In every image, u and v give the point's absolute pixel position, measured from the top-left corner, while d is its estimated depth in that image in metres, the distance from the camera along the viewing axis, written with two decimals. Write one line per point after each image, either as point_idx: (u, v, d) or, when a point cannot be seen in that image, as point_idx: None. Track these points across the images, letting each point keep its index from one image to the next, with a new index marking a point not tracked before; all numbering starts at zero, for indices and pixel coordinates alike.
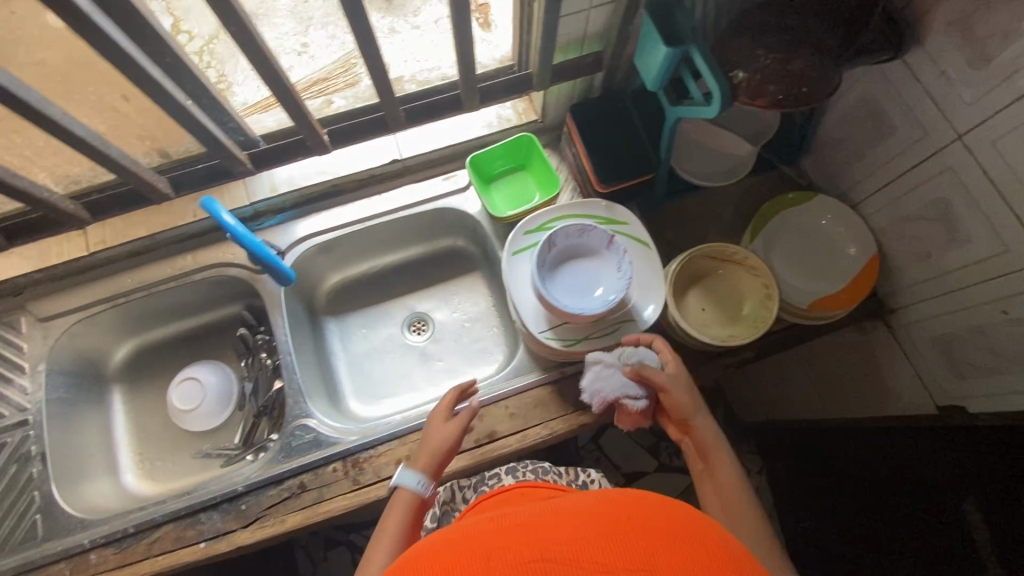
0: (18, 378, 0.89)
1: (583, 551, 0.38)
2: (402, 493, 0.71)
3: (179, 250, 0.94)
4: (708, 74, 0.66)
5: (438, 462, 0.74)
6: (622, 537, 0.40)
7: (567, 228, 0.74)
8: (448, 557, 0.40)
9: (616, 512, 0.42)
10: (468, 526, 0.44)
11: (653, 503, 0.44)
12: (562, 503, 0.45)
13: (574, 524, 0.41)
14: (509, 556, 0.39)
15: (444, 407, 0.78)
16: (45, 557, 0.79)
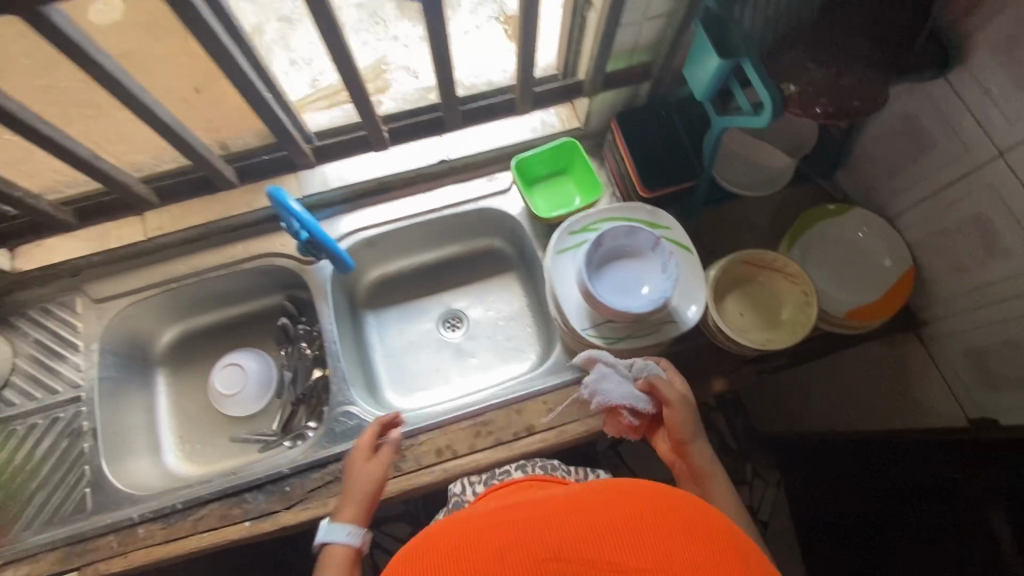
0: (72, 356, 0.92)
1: (595, 549, 0.40)
2: (333, 549, 0.71)
3: (231, 239, 0.97)
4: (759, 86, 0.69)
5: (364, 507, 0.75)
6: (632, 536, 0.41)
7: (614, 230, 0.76)
8: (465, 549, 0.42)
9: (627, 506, 0.43)
10: (485, 515, 0.46)
11: (663, 497, 0.44)
12: (575, 492, 0.47)
13: (585, 519, 0.42)
14: (522, 554, 0.40)
15: (365, 447, 0.80)
16: (94, 529, 0.82)
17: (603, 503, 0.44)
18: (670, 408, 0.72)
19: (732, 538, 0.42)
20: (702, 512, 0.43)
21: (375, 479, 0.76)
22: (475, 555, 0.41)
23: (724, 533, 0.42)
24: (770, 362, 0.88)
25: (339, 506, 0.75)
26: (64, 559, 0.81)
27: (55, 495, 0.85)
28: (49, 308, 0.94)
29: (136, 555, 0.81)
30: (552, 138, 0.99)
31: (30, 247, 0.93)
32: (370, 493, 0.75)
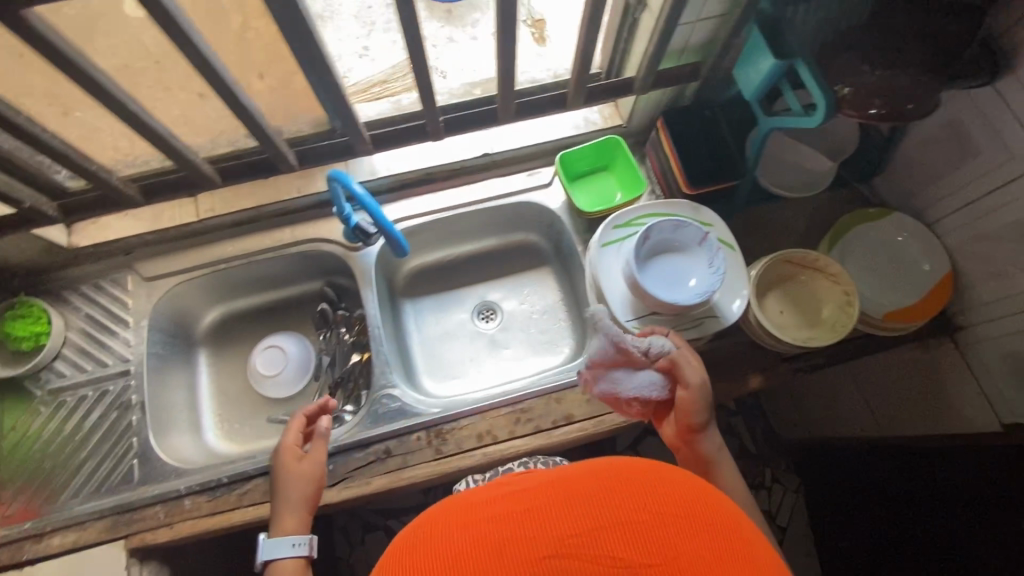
0: (122, 331, 0.94)
1: (597, 545, 0.39)
2: (282, 562, 0.70)
3: (280, 224, 1.00)
4: (813, 86, 0.71)
5: (307, 512, 0.75)
6: (635, 530, 0.40)
7: (663, 224, 0.78)
8: (466, 544, 0.41)
9: (629, 495, 0.42)
10: (486, 500, 0.45)
11: (666, 483, 0.44)
12: (574, 475, 0.45)
13: (586, 512, 0.41)
14: (522, 544, 0.40)
15: (294, 446, 0.79)
16: (141, 500, 0.84)
17: (606, 492, 0.43)
18: (689, 392, 0.70)
19: (735, 526, 0.42)
20: (704, 502, 0.43)
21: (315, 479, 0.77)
22: (476, 547, 0.40)
23: (726, 520, 0.42)
24: (807, 360, 0.89)
25: (278, 517, 0.73)
26: (111, 528, 0.83)
27: (103, 465, 0.88)
28: (100, 284, 0.97)
29: (182, 526, 0.82)
30: (594, 135, 1.01)
31: (86, 224, 0.96)
32: (311, 496, 0.76)
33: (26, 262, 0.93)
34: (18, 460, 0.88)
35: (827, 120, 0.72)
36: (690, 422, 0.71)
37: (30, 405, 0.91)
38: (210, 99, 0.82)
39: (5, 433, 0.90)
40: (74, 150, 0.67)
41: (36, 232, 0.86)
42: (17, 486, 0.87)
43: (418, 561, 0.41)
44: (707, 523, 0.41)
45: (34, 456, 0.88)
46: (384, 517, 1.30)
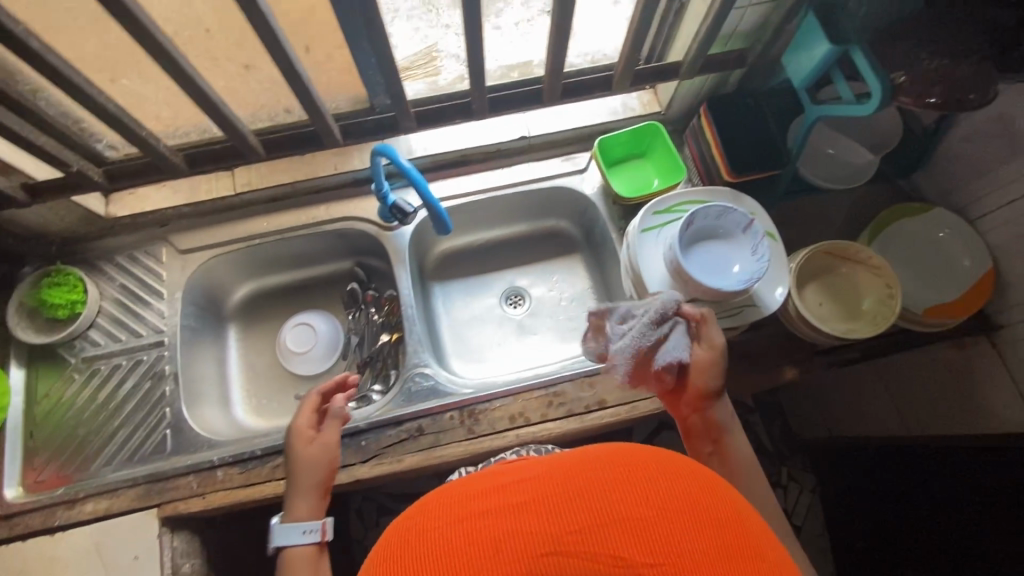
0: (156, 303, 0.94)
1: (598, 541, 0.33)
2: (294, 553, 0.61)
3: (315, 201, 1.00)
4: (868, 73, 0.70)
5: (321, 497, 0.66)
6: (643, 526, 0.33)
7: (708, 209, 0.77)
8: (448, 538, 0.35)
9: (637, 485, 0.36)
10: (474, 487, 0.39)
11: (677, 474, 0.37)
12: (575, 460, 0.39)
13: (589, 504, 0.35)
14: (519, 543, 0.33)
15: (309, 421, 0.69)
16: (174, 469, 0.84)
17: (609, 481, 0.36)
18: (710, 355, 0.68)
19: (752, 528, 0.36)
20: (720, 498, 0.36)
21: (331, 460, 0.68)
22: (459, 542, 0.34)
23: (744, 520, 0.36)
24: (842, 353, 0.88)
25: (288, 503, 0.64)
26: (144, 496, 0.83)
27: (136, 434, 0.88)
28: (135, 255, 0.97)
29: (215, 496, 0.83)
30: (633, 121, 1.01)
31: (124, 195, 0.98)
32: (325, 480, 0.66)
33: (64, 230, 0.94)
34: (52, 426, 0.89)
35: (881, 109, 0.71)
36: (701, 387, 0.68)
37: (64, 372, 0.91)
38: (255, 70, 0.82)
39: (38, 400, 0.90)
40: (126, 114, 0.68)
41: (74, 199, 0.87)
42: (51, 452, 0.87)
43: (405, 560, 0.35)
44: (725, 523, 0.34)
45: (68, 424, 0.89)
46: (400, 501, 1.30)
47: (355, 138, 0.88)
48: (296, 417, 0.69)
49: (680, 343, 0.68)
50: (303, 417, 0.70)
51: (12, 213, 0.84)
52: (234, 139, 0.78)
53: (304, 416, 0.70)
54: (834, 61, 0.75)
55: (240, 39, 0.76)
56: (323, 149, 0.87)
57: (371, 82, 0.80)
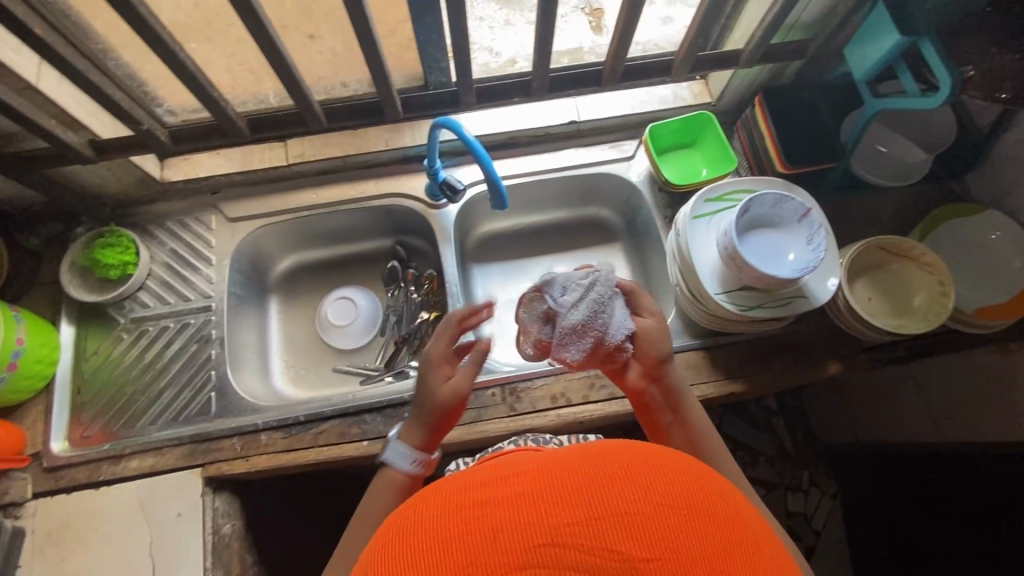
0: (204, 268, 0.96)
1: (595, 534, 0.31)
2: (389, 473, 0.64)
3: (364, 176, 1.01)
4: (936, 66, 0.70)
5: (428, 429, 0.65)
6: (642, 519, 0.31)
7: (764, 197, 0.77)
8: (441, 529, 0.32)
9: (636, 477, 0.34)
10: (472, 476, 0.36)
11: (677, 471, 0.35)
12: (578, 453, 0.36)
13: (585, 496, 0.32)
14: (516, 532, 0.31)
15: (445, 350, 0.68)
16: (219, 431, 0.85)
17: (606, 474, 0.34)
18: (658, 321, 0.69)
19: (749, 526, 0.34)
20: (717, 495, 0.34)
21: (445, 398, 0.65)
22: (458, 531, 0.32)
23: (741, 520, 0.34)
24: (885, 352, 0.88)
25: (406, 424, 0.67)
26: (189, 455, 0.84)
27: (182, 394, 0.89)
28: (185, 221, 0.98)
29: (259, 459, 0.84)
30: (683, 110, 1.01)
31: (178, 160, 0.99)
32: (435, 416, 0.65)
33: (119, 192, 0.95)
34: (99, 384, 0.90)
35: (946, 103, 0.71)
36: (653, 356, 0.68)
37: (113, 332, 0.93)
38: (320, 41, 0.83)
39: (87, 357, 0.91)
40: (202, 75, 0.69)
41: (133, 159, 0.89)
42: (97, 408, 0.89)
43: (410, 547, 0.32)
44: (722, 521, 0.33)
45: (116, 381, 0.90)
46: None
47: (412, 113, 0.90)
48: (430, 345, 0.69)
49: (625, 316, 0.69)
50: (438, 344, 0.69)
51: (75, 171, 0.86)
52: (298, 107, 0.80)
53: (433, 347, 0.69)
54: (901, 53, 0.75)
55: (309, 7, 0.77)
56: (381, 122, 0.88)
57: (430, 59, 0.81)
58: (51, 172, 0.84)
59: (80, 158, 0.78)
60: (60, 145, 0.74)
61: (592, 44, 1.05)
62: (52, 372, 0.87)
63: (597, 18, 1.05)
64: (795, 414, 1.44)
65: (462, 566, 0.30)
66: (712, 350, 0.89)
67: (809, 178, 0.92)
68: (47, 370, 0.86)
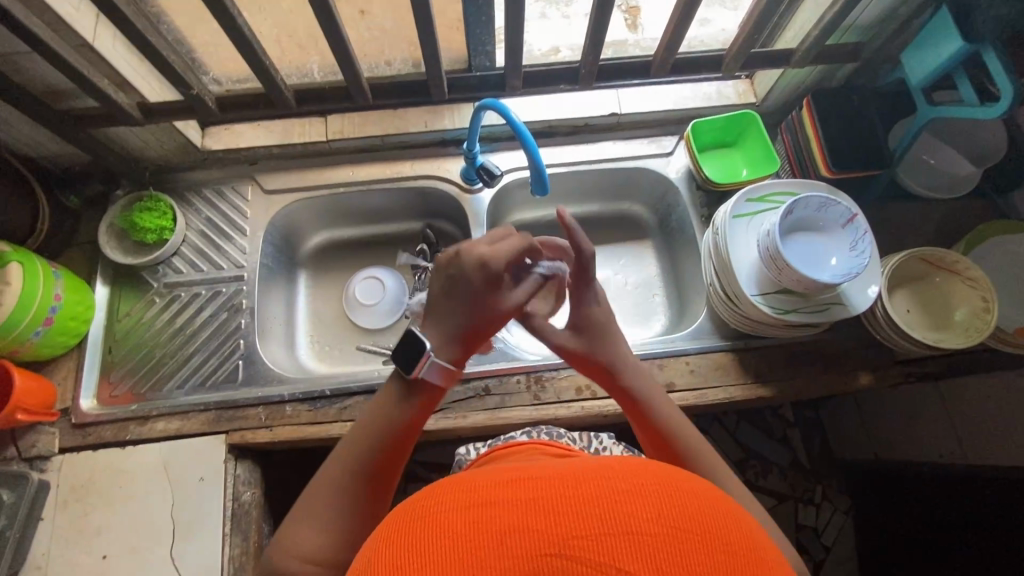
0: (238, 239, 0.96)
1: (604, 551, 0.28)
2: (424, 389, 0.56)
3: (401, 157, 1.01)
4: (999, 75, 0.68)
5: (476, 346, 0.59)
6: (657, 542, 0.28)
7: (810, 199, 0.76)
8: (445, 522, 0.30)
9: (654, 494, 0.31)
10: (481, 476, 0.34)
11: (698, 494, 0.32)
12: (593, 464, 0.34)
13: (598, 508, 0.29)
14: (517, 542, 0.28)
15: (508, 262, 0.57)
16: (245, 399, 0.86)
17: (623, 486, 0.31)
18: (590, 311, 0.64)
19: (767, 559, 0.31)
20: (737, 526, 0.31)
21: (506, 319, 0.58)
22: (460, 527, 0.30)
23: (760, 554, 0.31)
24: (920, 367, 0.86)
25: (441, 328, 0.57)
26: (214, 422, 0.85)
27: (210, 360, 0.90)
28: (222, 190, 0.99)
29: (282, 430, 0.84)
30: (725, 109, 1.00)
31: (219, 130, 0.99)
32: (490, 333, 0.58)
33: (159, 157, 0.96)
34: (129, 346, 0.91)
35: (1007, 113, 0.69)
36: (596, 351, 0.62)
37: (145, 296, 0.93)
38: (371, 17, 0.84)
39: (119, 319, 0.92)
40: (257, 41, 0.69)
41: (176, 125, 0.89)
42: (126, 369, 0.89)
43: (412, 542, 0.30)
44: (742, 554, 0.30)
45: (145, 344, 0.91)
46: None
47: (455, 95, 0.89)
48: (495, 249, 0.57)
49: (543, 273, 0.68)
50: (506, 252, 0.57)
51: (118, 132, 0.87)
52: (345, 82, 0.80)
53: (496, 252, 0.56)
54: (961, 61, 0.73)
55: None
56: (424, 102, 0.87)
57: (477, 41, 0.80)
58: (97, 132, 0.85)
59: (129, 119, 0.79)
60: (110, 105, 0.75)
61: (636, 38, 1.04)
62: (83, 331, 0.88)
63: (634, 16, 1.04)
64: (813, 426, 1.42)
65: (463, 567, 0.28)
66: (742, 353, 0.88)
67: (853, 184, 0.90)
68: (79, 328, 0.87)
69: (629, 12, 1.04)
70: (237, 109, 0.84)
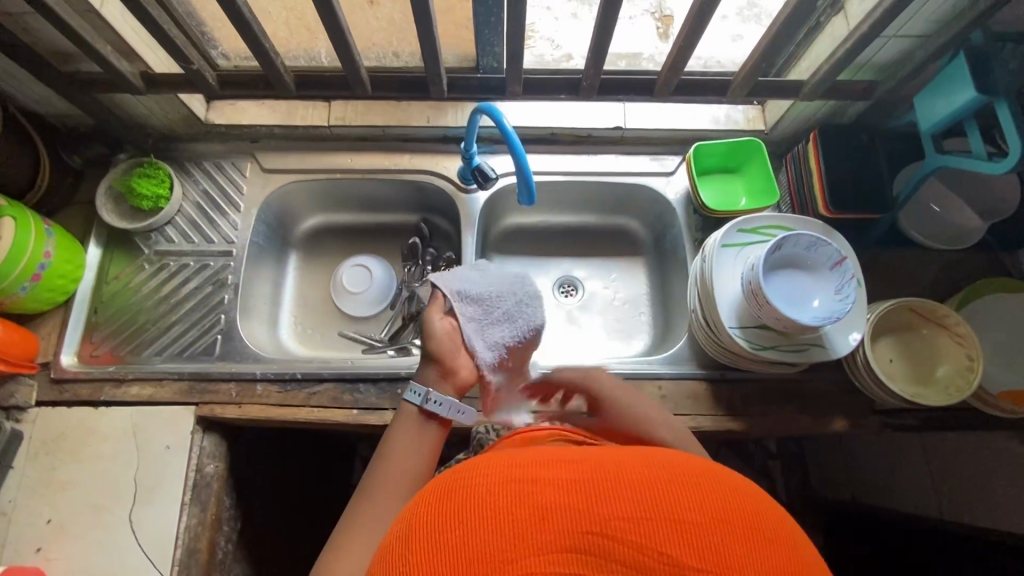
0: (232, 214, 0.97)
1: (644, 533, 0.32)
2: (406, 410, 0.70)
3: (400, 149, 1.01)
4: (1009, 132, 0.66)
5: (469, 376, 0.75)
6: (697, 530, 0.32)
7: (799, 238, 0.74)
8: (491, 496, 0.34)
9: (693, 485, 0.34)
10: (523, 455, 0.38)
11: (736, 491, 0.34)
12: (632, 453, 0.37)
13: (639, 495, 0.33)
14: (568, 519, 0.32)
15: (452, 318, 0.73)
16: (218, 373, 0.87)
17: (662, 477, 0.34)
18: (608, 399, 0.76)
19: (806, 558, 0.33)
20: (779, 523, 0.34)
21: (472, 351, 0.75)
22: (505, 501, 0.34)
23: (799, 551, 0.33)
24: (897, 418, 0.85)
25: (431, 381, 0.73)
26: (187, 392, 0.86)
27: (189, 331, 0.91)
28: (221, 164, 1.00)
29: (251, 408, 0.85)
30: (732, 133, 0.99)
31: (224, 104, 0.99)
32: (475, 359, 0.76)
33: (164, 125, 0.97)
34: (115, 308, 0.92)
35: (1013, 171, 0.67)
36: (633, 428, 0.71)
37: (135, 261, 0.95)
38: (380, 8, 0.84)
39: (107, 281, 0.94)
40: (255, 22, 0.69)
41: (180, 96, 0.90)
42: (109, 330, 0.91)
43: (458, 508, 0.34)
44: (779, 548, 0.32)
45: (130, 308, 0.93)
46: None
47: (456, 93, 0.88)
48: (425, 322, 0.72)
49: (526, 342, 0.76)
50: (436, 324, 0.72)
51: (123, 99, 0.88)
52: (344, 71, 0.79)
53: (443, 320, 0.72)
54: (973, 112, 0.70)
55: None
56: (424, 97, 0.87)
57: (484, 42, 0.79)
58: (103, 96, 0.87)
59: (130, 87, 0.80)
60: (113, 72, 0.76)
61: (651, 53, 1.03)
62: (72, 289, 0.90)
63: (665, 24, 1.05)
64: (793, 460, 1.40)
65: (508, 537, 0.32)
66: (716, 383, 0.87)
67: (851, 225, 0.89)
68: (68, 286, 0.89)
69: (661, 20, 1.05)
70: (236, 87, 0.84)
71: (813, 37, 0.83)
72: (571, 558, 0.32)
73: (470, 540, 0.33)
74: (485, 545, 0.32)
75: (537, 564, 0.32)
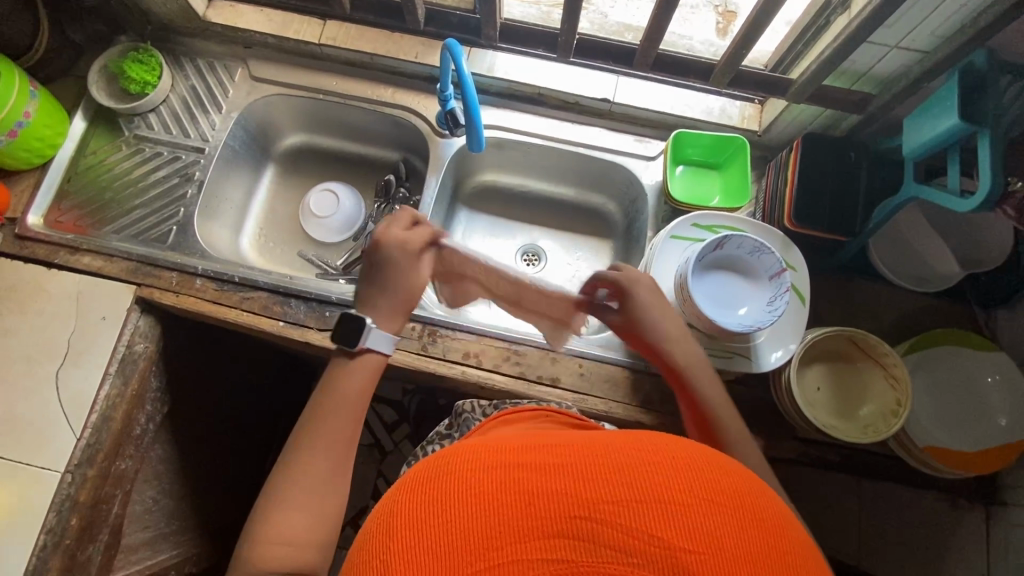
0: (212, 114, 0.99)
1: (631, 516, 0.31)
2: (365, 357, 0.65)
3: (386, 81, 1.00)
4: (985, 167, 0.60)
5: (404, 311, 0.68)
6: (687, 513, 0.31)
7: (743, 241, 0.71)
8: (478, 483, 0.34)
9: (683, 469, 0.34)
10: (504, 445, 0.38)
11: (723, 474, 0.34)
12: (618, 438, 0.37)
13: (630, 480, 0.33)
14: (561, 504, 0.32)
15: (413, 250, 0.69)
16: (163, 261, 0.90)
17: (650, 461, 0.34)
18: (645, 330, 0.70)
19: (800, 547, 0.33)
20: (770, 506, 0.34)
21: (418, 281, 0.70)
22: (493, 487, 0.33)
23: (786, 531, 0.33)
24: (819, 451, 0.82)
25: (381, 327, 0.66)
26: (131, 272, 0.89)
27: (149, 217, 0.95)
28: (214, 63, 1.01)
29: (186, 299, 0.88)
30: (723, 129, 0.94)
31: (224, 5, 1.00)
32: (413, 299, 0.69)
33: (163, 15, 0.99)
34: (87, 181, 0.96)
35: (980, 211, 0.61)
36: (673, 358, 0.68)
37: (115, 140, 0.99)
38: None
39: (86, 155, 0.98)
40: None
41: None
42: (79, 201, 0.95)
43: (444, 497, 0.34)
44: (772, 532, 0.32)
45: (101, 183, 0.96)
46: None
47: None
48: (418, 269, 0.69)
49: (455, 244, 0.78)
50: (400, 255, 0.68)
51: None
52: None
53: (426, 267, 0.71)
54: (956, 142, 0.65)
55: None
56: None
57: None
58: None
59: None
60: None
61: None
62: (50, 154, 0.94)
63: (727, 20, 0.92)
64: None
65: (504, 529, 0.32)
66: (640, 374, 0.85)
67: (818, 245, 0.84)
68: (47, 150, 0.92)
69: (724, 14, 0.92)
70: None
71: (818, 38, 0.77)
72: (558, 544, 0.31)
73: (457, 528, 0.32)
74: (473, 530, 0.32)
75: (523, 549, 0.31)
